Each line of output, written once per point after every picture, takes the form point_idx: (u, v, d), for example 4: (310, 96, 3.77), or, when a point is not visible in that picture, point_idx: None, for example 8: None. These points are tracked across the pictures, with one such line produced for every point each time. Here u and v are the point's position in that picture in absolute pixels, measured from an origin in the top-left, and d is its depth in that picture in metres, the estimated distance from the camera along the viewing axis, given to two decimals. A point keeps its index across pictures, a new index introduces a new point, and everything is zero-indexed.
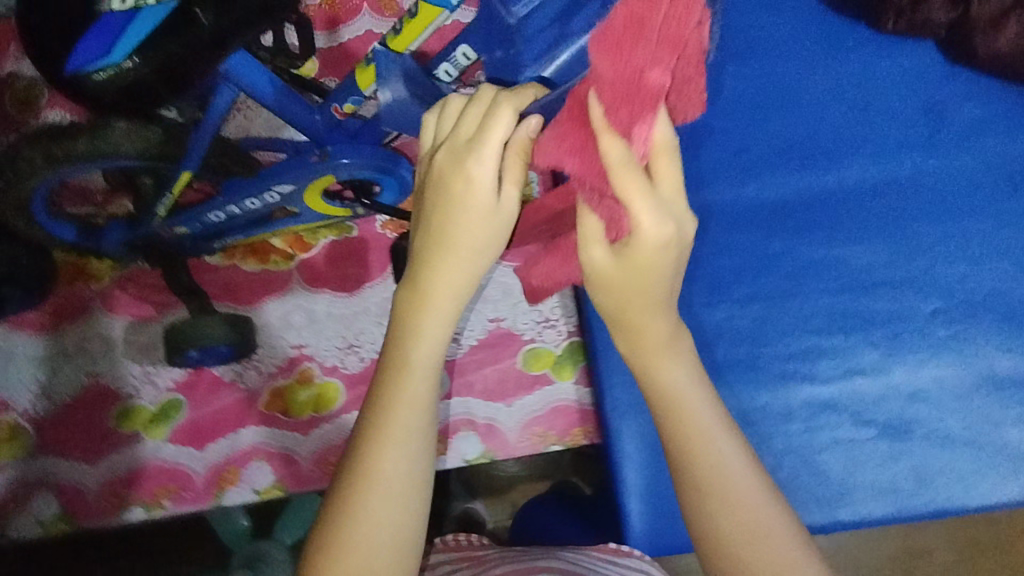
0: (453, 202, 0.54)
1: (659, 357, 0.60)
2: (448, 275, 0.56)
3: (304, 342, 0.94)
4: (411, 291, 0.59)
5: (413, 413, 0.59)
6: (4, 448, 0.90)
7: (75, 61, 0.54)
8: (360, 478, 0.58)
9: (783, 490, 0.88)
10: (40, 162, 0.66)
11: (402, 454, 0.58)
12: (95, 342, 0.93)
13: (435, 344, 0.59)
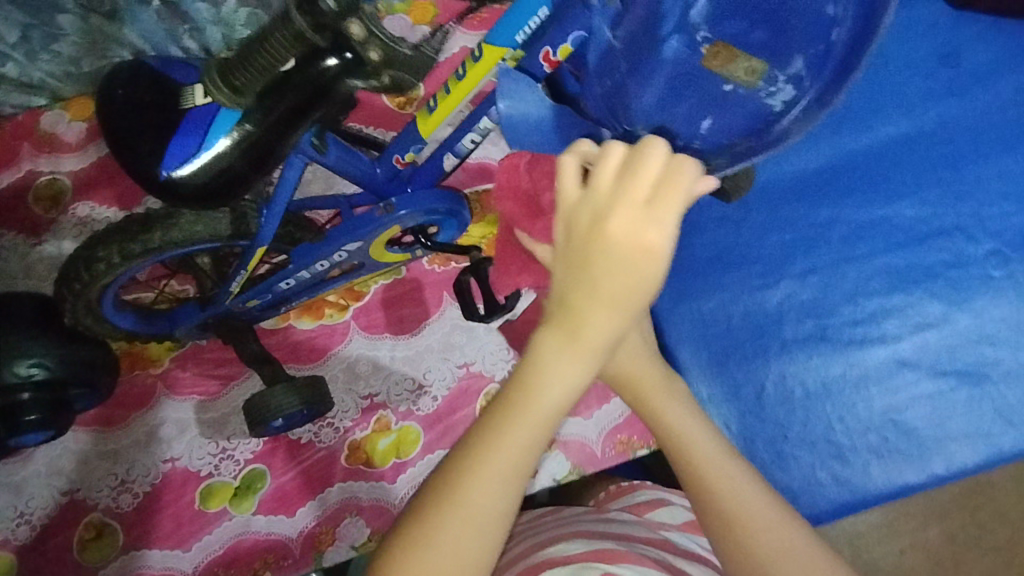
0: (603, 257, 0.43)
1: (659, 396, 0.63)
2: (580, 342, 0.45)
3: (374, 391, 0.94)
4: (532, 355, 0.47)
5: (521, 464, 0.48)
6: (94, 548, 0.89)
7: (166, 165, 0.56)
8: (421, 527, 0.47)
9: (878, 456, 0.86)
10: (116, 259, 0.67)
11: (484, 523, 0.47)
12: (167, 426, 0.93)
13: (553, 412, 0.47)
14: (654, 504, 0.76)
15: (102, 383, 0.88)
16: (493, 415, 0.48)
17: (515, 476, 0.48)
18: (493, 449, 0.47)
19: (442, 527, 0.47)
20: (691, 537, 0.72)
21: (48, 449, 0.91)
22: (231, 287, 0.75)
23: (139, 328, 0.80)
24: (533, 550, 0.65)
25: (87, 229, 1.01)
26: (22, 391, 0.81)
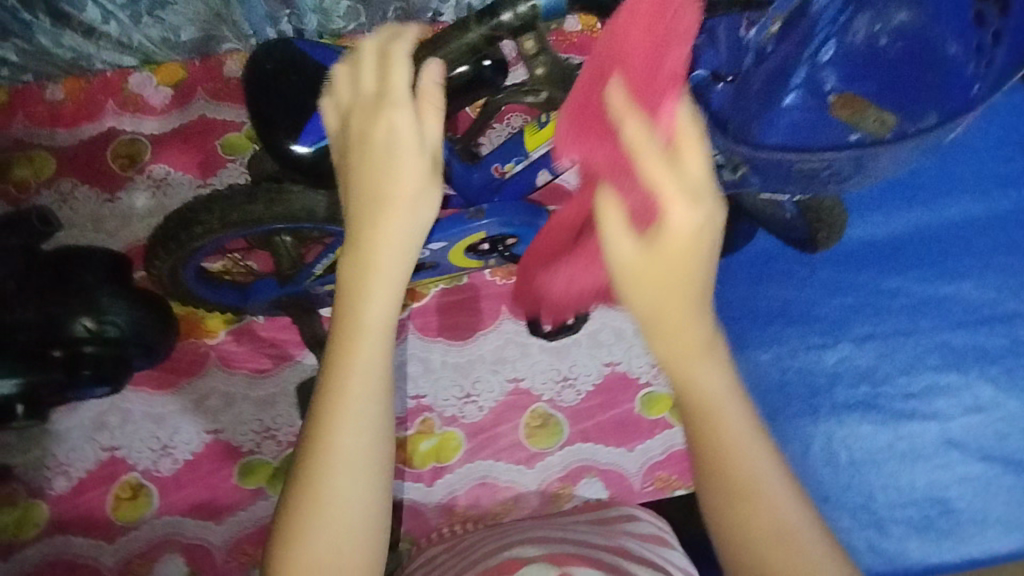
0: (364, 160, 0.52)
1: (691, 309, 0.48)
2: (385, 281, 0.54)
3: (422, 393, 0.95)
4: (354, 294, 0.54)
5: (368, 382, 0.55)
6: (128, 508, 0.90)
7: (301, 140, 0.60)
8: (309, 496, 0.54)
9: (917, 531, 0.86)
10: (217, 225, 0.69)
11: (359, 462, 0.54)
12: (214, 398, 0.93)
13: (386, 330, 0.55)
14: (622, 520, 0.82)
15: (161, 347, 0.88)
16: (336, 360, 0.55)
17: (370, 404, 0.55)
18: (349, 395, 0.54)
19: (326, 481, 0.54)
20: (653, 547, 0.75)
21: (94, 403, 0.92)
22: (314, 268, 0.77)
23: (218, 294, 0.83)
24: (493, 551, 0.71)
25: (160, 192, 1.02)
26: (84, 346, 0.81)
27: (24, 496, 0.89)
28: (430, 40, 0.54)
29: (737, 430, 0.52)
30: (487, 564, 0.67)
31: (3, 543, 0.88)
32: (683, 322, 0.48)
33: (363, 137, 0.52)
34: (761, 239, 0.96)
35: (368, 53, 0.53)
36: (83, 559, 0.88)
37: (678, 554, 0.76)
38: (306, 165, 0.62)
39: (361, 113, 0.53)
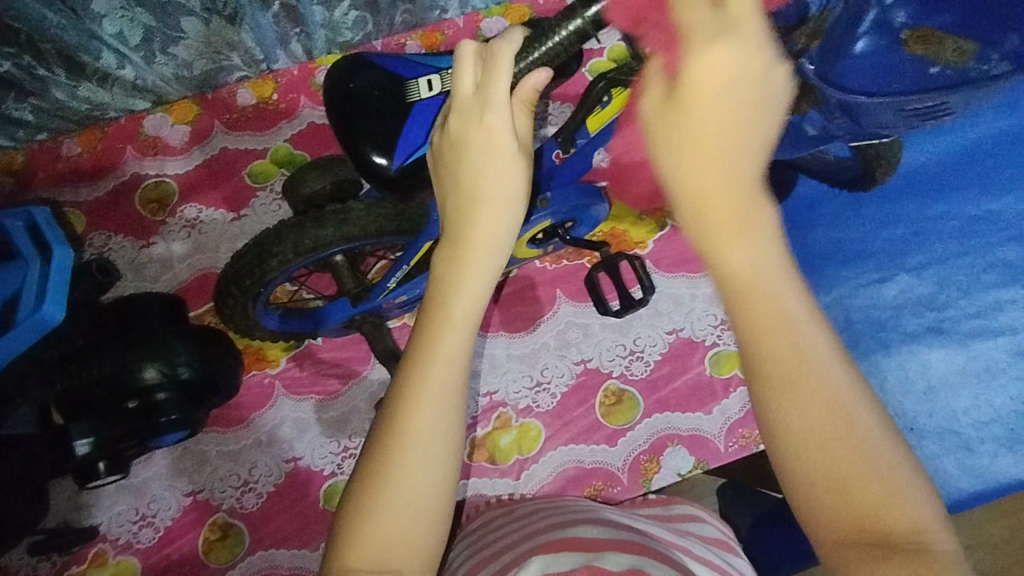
0: (466, 156, 0.54)
1: (734, 236, 0.45)
2: (479, 268, 0.53)
3: (493, 389, 0.95)
4: (448, 278, 0.53)
5: (450, 369, 0.52)
6: (220, 549, 0.89)
7: (396, 157, 0.61)
8: (380, 477, 0.51)
9: (1005, 446, 0.87)
10: (290, 255, 0.69)
11: (435, 450, 0.51)
12: (287, 426, 0.93)
13: (473, 320, 0.54)
14: (687, 519, 0.75)
15: (231, 383, 0.86)
16: (421, 344, 0.53)
17: (451, 394, 0.52)
18: (430, 379, 0.52)
19: (400, 464, 0.50)
20: (720, 553, 0.70)
21: (168, 450, 0.91)
22: (389, 282, 0.76)
23: (288, 324, 0.83)
24: (549, 528, 0.67)
25: (195, 230, 1.00)
26: (159, 391, 0.78)
27: (113, 554, 0.88)
28: (526, 40, 0.53)
29: (830, 382, 0.43)
30: (544, 541, 0.63)
31: None
32: (744, 256, 0.45)
33: (456, 139, 0.54)
34: (805, 184, 0.97)
35: (468, 57, 0.54)
36: None
37: (742, 563, 0.70)
38: (394, 178, 0.62)
39: (459, 112, 0.54)
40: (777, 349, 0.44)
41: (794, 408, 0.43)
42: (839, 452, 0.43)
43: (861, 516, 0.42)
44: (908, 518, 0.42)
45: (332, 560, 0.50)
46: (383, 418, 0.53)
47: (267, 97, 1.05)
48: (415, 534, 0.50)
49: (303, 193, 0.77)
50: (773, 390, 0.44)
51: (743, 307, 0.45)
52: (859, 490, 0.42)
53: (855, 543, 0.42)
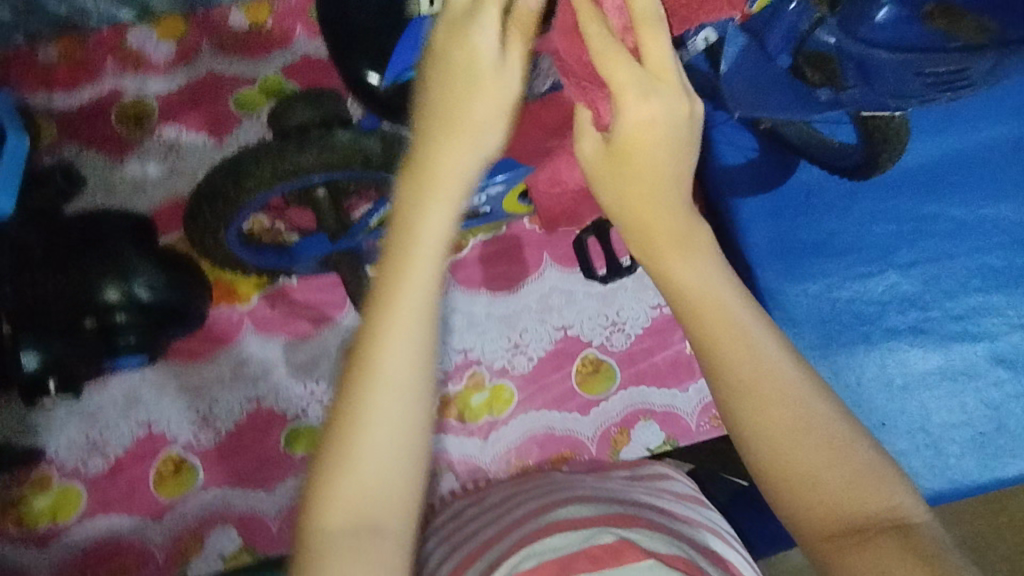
0: (439, 80, 0.50)
1: (682, 255, 0.51)
2: (447, 196, 0.50)
3: (469, 347, 0.93)
4: (413, 207, 0.50)
5: (415, 313, 0.50)
6: (172, 483, 0.86)
7: (387, 74, 0.58)
8: (351, 429, 0.49)
9: (970, 448, 0.88)
10: (267, 177, 0.66)
11: (406, 394, 0.49)
12: (252, 365, 0.89)
13: (440, 248, 0.50)
14: (656, 477, 0.75)
15: (197, 315, 0.82)
16: (385, 284, 0.50)
17: (420, 333, 0.50)
18: (399, 324, 0.49)
19: (371, 411, 0.49)
20: (696, 506, 0.71)
21: (126, 378, 0.88)
22: (373, 218, 0.73)
23: (262, 257, 0.80)
24: (530, 516, 0.63)
25: (172, 153, 0.95)
26: (119, 312, 0.75)
27: (58, 478, 0.85)
28: None
29: (808, 398, 0.49)
30: (529, 528, 0.60)
31: (43, 528, 0.83)
32: (688, 275, 0.51)
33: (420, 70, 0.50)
34: (804, 171, 0.95)
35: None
36: (129, 538, 0.84)
37: (714, 513, 0.72)
38: (384, 99, 0.59)
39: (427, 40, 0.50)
40: (755, 372, 0.49)
41: (773, 428, 0.48)
42: (818, 447, 0.48)
43: (845, 505, 0.47)
44: (887, 503, 0.47)
45: (309, 521, 0.49)
46: (350, 369, 0.50)
47: (261, 22, 1.00)
48: (393, 483, 0.49)
49: (289, 118, 0.72)
50: (759, 411, 0.49)
51: (722, 348, 0.50)
52: (842, 489, 0.47)
53: (838, 533, 0.47)
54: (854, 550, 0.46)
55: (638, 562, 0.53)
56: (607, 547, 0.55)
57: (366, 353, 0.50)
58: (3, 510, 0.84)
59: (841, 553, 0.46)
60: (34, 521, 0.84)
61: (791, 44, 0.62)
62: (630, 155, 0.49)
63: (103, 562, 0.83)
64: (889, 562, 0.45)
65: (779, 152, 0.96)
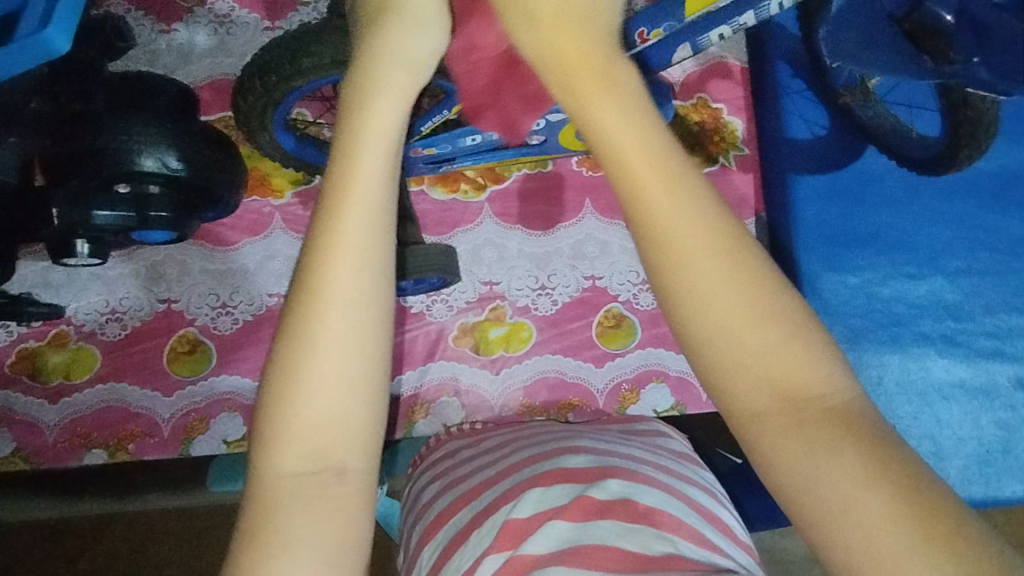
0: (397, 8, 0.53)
1: (603, 100, 0.43)
2: (389, 100, 0.47)
3: (495, 279, 0.91)
4: (359, 111, 0.47)
5: (373, 205, 0.44)
6: (184, 362, 0.86)
7: None
8: (298, 350, 0.42)
9: (981, 466, 0.86)
10: (327, 60, 0.62)
11: (360, 305, 0.43)
12: (278, 261, 0.88)
13: (391, 149, 0.46)
14: (653, 434, 0.72)
15: (229, 199, 0.81)
16: (330, 188, 0.44)
17: (374, 239, 0.44)
18: (345, 229, 0.43)
19: (324, 328, 0.43)
20: (688, 465, 0.66)
21: (151, 252, 0.87)
22: (426, 124, 0.73)
23: (302, 150, 0.77)
24: (532, 458, 0.62)
25: (222, 29, 0.91)
26: (153, 183, 0.73)
27: (75, 339, 0.85)
28: None
29: (732, 242, 0.40)
30: (528, 473, 0.59)
31: (55, 384, 0.85)
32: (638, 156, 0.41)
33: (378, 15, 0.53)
34: (871, 158, 0.92)
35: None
36: (137, 408, 0.85)
37: (708, 474, 0.67)
38: None
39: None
40: (680, 221, 0.40)
41: (703, 287, 0.39)
42: (741, 300, 0.39)
43: (779, 379, 0.38)
44: (819, 372, 0.39)
45: (263, 451, 0.42)
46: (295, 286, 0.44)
47: None
48: (355, 406, 0.43)
49: None
50: (685, 268, 0.40)
51: (643, 186, 0.40)
52: (770, 351, 0.39)
53: (771, 411, 0.38)
54: (787, 436, 0.38)
55: (630, 522, 0.53)
56: (599, 502, 0.54)
57: (310, 263, 0.43)
58: (18, 360, 0.85)
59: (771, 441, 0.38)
60: (47, 376, 0.85)
61: (901, 8, 0.61)
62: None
63: (109, 427, 0.85)
64: (830, 456, 0.37)
65: (846, 137, 0.93)
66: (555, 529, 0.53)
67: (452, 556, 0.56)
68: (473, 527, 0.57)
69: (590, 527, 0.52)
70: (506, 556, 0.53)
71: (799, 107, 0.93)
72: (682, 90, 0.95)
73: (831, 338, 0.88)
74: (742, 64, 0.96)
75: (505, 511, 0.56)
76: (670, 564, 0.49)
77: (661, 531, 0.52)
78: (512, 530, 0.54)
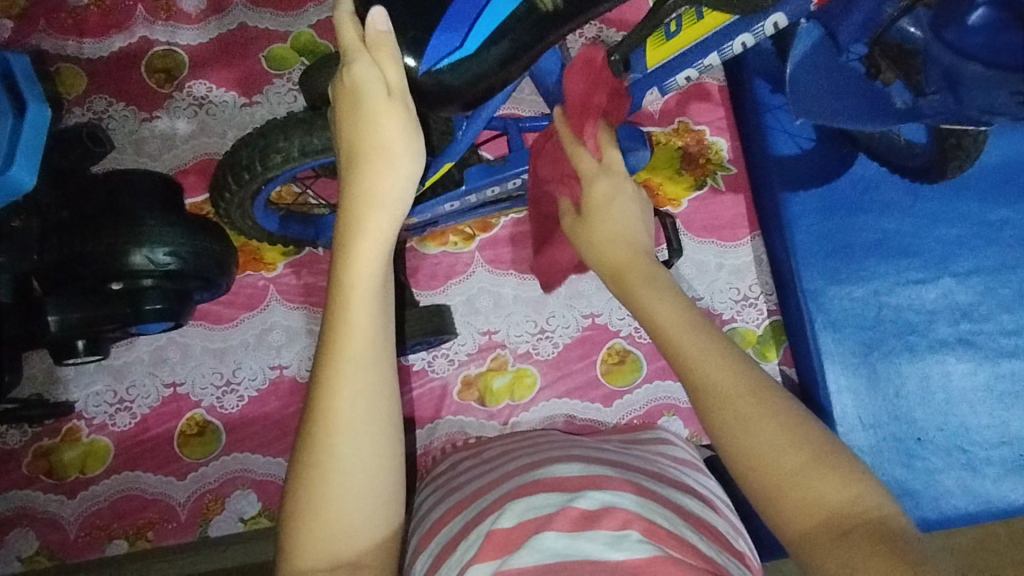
0: (366, 122, 0.51)
1: (654, 293, 0.58)
2: (372, 242, 0.50)
3: (493, 329, 0.91)
4: (346, 256, 0.50)
5: (366, 344, 0.49)
6: (195, 444, 0.87)
7: (426, 61, 0.53)
8: (312, 476, 0.47)
9: (1013, 476, 0.83)
10: (295, 152, 0.63)
11: (360, 434, 0.48)
12: (276, 333, 0.89)
13: (376, 284, 0.50)
14: (656, 442, 0.73)
15: (222, 281, 0.81)
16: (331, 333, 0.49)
17: (372, 372, 0.49)
18: (343, 370, 0.48)
19: (331, 450, 0.47)
20: (692, 473, 0.68)
21: (152, 338, 0.88)
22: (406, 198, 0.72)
23: (287, 229, 0.78)
24: (523, 470, 0.60)
25: (202, 111, 0.93)
26: (145, 278, 0.74)
27: (87, 432, 0.87)
28: None
29: (762, 386, 0.50)
30: (517, 483, 0.58)
31: (72, 479, 0.86)
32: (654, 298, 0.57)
33: (353, 151, 0.51)
34: (863, 165, 0.90)
35: (348, 23, 0.53)
36: (153, 494, 0.86)
37: (713, 482, 0.69)
38: None
39: (361, 102, 0.51)
40: (707, 358, 0.52)
41: (747, 434, 0.48)
42: (773, 426, 0.48)
43: (819, 497, 0.45)
44: (854, 493, 0.45)
45: (284, 565, 0.47)
46: (309, 414, 0.49)
47: None
48: (366, 523, 0.47)
49: (318, 86, 0.68)
50: (731, 424, 0.49)
51: (678, 341, 0.53)
52: (813, 481, 0.46)
53: (817, 528, 0.44)
54: (836, 556, 0.43)
55: (618, 529, 0.51)
56: (586, 511, 0.52)
57: (319, 397, 0.48)
58: (33, 459, 0.86)
59: (815, 551, 0.44)
60: (64, 471, 0.86)
61: (868, 33, 0.60)
62: (596, 214, 0.64)
63: (127, 517, 0.85)
64: (865, 556, 0.42)
65: (835, 146, 0.91)
66: (543, 539, 0.50)
67: (441, 565, 0.55)
68: (461, 538, 0.55)
69: (579, 538, 0.50)
70: (492, 567, 0.50)
71: (782, 122, 0.91)
72: (661, 117, 0.94)
73: (837, 352, 0.86)
74: (718, 84, 0.96)
75: (490, 521, 0.54)
76: (653, 570, 0.47)
77: (647, 537, 0.50)
78: (497, 538, 0.52)
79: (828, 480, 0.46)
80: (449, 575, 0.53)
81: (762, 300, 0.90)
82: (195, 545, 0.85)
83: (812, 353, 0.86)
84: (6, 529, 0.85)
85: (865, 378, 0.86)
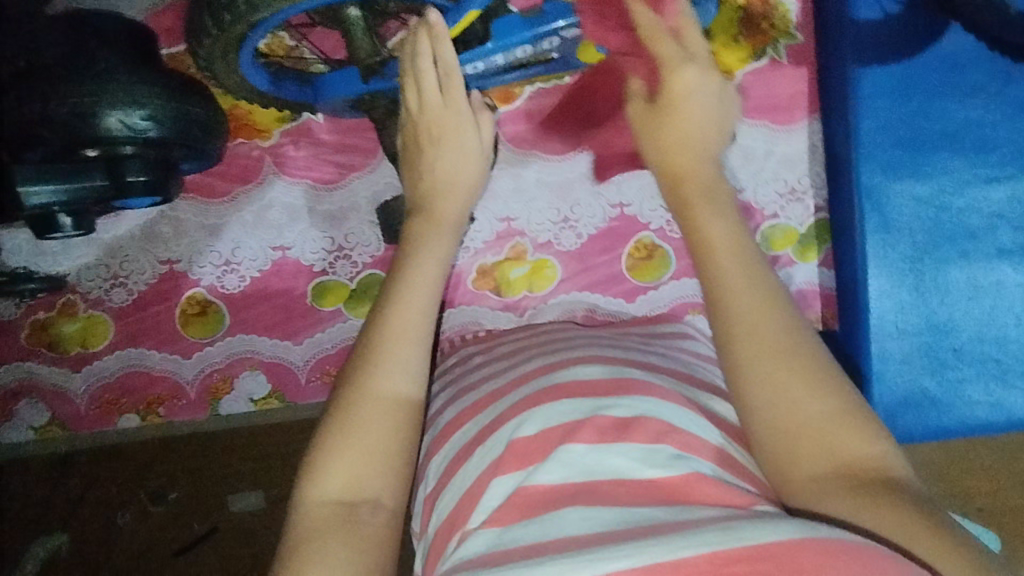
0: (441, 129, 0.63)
1: (708, 212, 0.54)
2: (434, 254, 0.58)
3: (512, 215, 0.83)
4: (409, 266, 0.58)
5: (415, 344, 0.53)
6: (198, 323, 0.83)
7: None
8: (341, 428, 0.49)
9: None
10: None
11: (395, 417, 0.50)
12: (275, 211, 0.81)
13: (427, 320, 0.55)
14: (677, 336, 0.69)
15: (212, 150, 0.72)
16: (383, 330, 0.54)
17: (415, 358, 0.53)
18: (396, 351, 0.52)
19: (362, 412, 0.50)
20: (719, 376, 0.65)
21: (140, 212, 0.81)
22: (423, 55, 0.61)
23: (280, 87, 0.66)
24: (543, 368, 0.57)
25: None
26: (124, 145, 0.65)
27: (84, 307, 0.83)
28: None
29: (788, 324, 0.48)
30: (538, 385, 0.54)
31: (74, 353, 0.84)
32: (716, 228, 0.53)
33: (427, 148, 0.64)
34: (954, 38, 0.76)
35: (426, 53, 0.60)
36: (160, 372, 0.84)
37: None
38: None
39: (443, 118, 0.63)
40: (752, 302, 0.48)
41: (760, 366, 0.46)
42: (793, 369, 0.46)
43: (838, 454, 0.43)
44: (875, 456, 0.43)
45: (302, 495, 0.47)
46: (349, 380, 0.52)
47: None
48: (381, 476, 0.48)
49: None
50: (746, 367, 0.47)
51: (718, 263, 0.51)
52: (829, 428, 0.44)
53: (831, 481, 0.43)
54: (837, 495, 0.42)
55: (650, 443, 0.48)
56: (618, 418, 0.50)
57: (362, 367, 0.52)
58: (32, 331, 0.83)
59: (825, 497, 0.43)
60: (64, 345, 0.83)
61: None
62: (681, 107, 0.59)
63: (135, 392, 0.85)
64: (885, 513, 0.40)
65: (928, 13, 0.76)
66: (569, 454, 0.48)
67: (453, 475, 0.53)
68: (479, 440, 0.53)
69: (609, 449, 0.48)
70: (519, 479, 0.48)
71: None
72: None
73: (884, 256, 0.79)
74: None
75: (511, 427, 0.52)
76: (693, 490, 0.45)
77: (682, 450, 0.48)
78: (519, 449, 0.50)
79: (846, 437, 0.44)
80: (468, 479, 0.51)
81: (809, 195, 0.84)
82: (208, 420, 0.86)
83: (857, 251, 0.80)
84: (14, 400, 0.85)
85: (912, 280, 0.80)
